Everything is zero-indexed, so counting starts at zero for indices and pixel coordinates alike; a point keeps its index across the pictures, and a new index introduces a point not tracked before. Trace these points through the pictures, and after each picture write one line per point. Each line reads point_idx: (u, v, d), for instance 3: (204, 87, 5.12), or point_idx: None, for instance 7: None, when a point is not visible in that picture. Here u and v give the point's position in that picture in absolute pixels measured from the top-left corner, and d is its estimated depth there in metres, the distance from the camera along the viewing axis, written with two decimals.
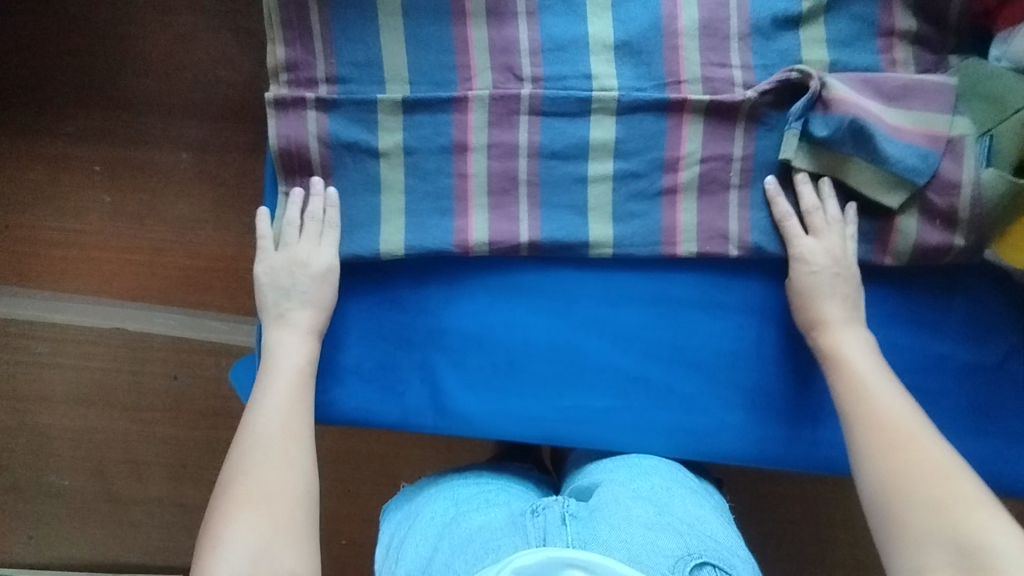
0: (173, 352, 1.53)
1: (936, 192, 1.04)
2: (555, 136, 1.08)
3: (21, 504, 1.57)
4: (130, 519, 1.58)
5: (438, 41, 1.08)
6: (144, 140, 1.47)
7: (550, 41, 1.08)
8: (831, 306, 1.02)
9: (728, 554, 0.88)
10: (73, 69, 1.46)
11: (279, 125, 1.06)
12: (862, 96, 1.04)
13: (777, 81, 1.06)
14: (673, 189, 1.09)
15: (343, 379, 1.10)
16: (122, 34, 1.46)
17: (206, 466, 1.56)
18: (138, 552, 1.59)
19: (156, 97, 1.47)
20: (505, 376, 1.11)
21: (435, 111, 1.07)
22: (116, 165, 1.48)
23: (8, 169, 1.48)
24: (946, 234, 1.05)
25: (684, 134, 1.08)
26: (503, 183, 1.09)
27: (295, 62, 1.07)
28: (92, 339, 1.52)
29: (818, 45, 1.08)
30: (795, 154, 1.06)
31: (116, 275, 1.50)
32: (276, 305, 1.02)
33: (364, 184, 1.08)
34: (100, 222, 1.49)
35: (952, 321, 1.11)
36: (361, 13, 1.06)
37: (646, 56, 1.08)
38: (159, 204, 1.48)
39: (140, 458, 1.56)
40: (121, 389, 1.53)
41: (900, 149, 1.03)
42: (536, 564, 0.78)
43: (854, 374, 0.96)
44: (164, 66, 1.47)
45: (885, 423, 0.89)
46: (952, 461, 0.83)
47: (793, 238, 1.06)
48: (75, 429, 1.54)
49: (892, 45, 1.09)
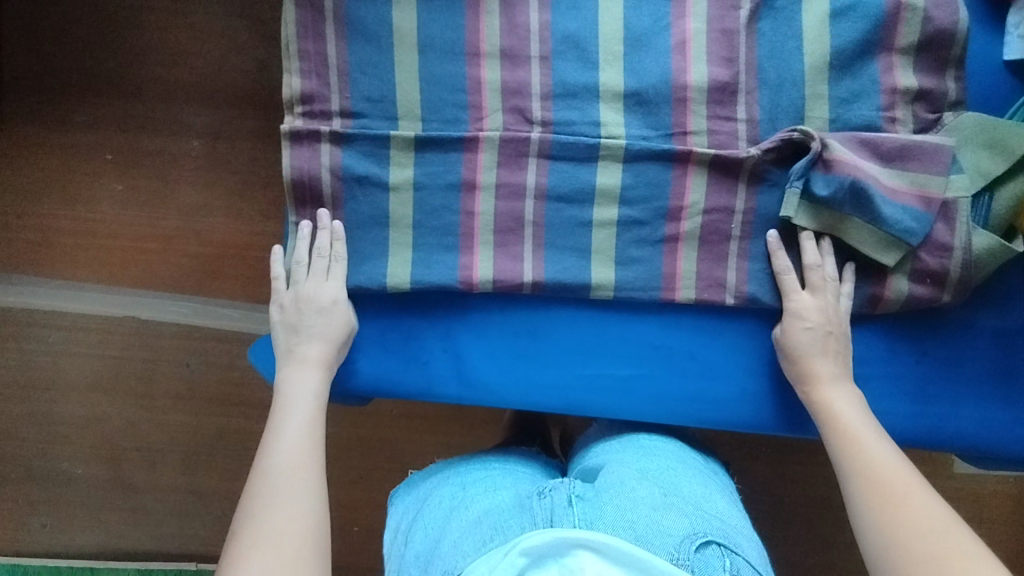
0: (185, 339, 1.55)
1: (929, 253, 0.99)
2: (562, 179, 1.04)
3: (34, 492, 1.60)
4: (142, 506, 1.60)
5: (450, 80, 1.04)
6: (156, 128, 1.51)
7: (562, 86, 1.04)
8: (822, 364, 0.98)
9: (733, 533, 0.86)
10: (87, 59, 1.50)
11: (292, 158, 1.03)
12: (858, 157, 0.99)
13: (779, 140, 1.00)
14: (675, 237, 1.04)
15: (362, 350, 1.07)
16: (134, 23, 1.50)
17: (218, 454, 1.58)
18: (150, 540, 1.60)
19: (168, 84, 1.51)
20: (529, 352, 1.06)
21: (444, 151, 1.04)
22: (132, 156, 1.52)
23: (21, 155, 1.51)
24: (935, 291, 1.01)
25: (688, 184, 1.03)
26: (508, 224, 1.05)
27: (311, 94, 1.03)
28: (106, 325, 1.55)
29: (819, 101, 1.02)
30: (795, 213, 1.00)
31: (127, 263, 1.53)
32: (288, 341, 1.00)
33: (372, 217, 1.04)
34: (113, 210, 1.52)
35: (981, 335, 1.05)
36: (372, 54, 1.02)
37: (654, 107, 1.03)
38: (171, 190, 1.52)
39: (153, 446, 1.58)
40: (134, 377, 1.56)
41: (896, 212, 0.98)
42: (545, 545, 0.70)
43: (847, 433, 0.93)
44: (173, 53, 1.51)
45: (878, 475, 0.85)
46: (944, 511, 0.77)
47: (789, 292, 1.01)
48: (88, 419, 1.57)
49: (893, 103, 1.02)
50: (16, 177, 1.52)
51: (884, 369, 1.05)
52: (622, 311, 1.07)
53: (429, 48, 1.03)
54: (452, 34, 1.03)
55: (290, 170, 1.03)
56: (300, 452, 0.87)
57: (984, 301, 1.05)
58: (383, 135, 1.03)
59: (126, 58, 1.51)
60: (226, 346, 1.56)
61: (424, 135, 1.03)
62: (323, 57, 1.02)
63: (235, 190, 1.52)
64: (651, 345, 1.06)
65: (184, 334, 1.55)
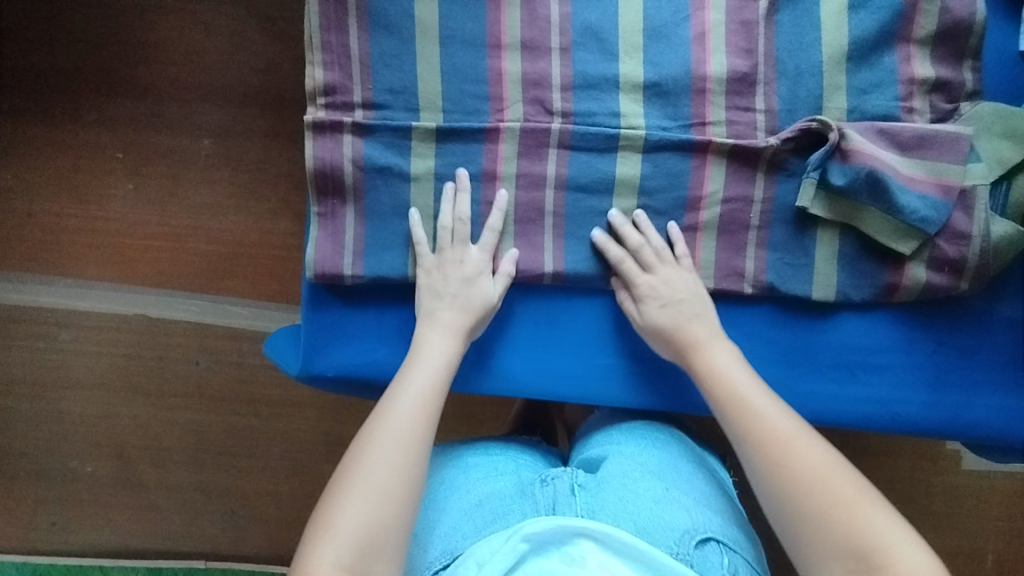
0: (195, 337, 1.56)
1: (946, 240, 1.00)
2: (582, 169, 1.04)
3: (44, 490, 1.60)
4: (151, 504, 1.60)
5: (472, 72, 1.04)
6: (169, 126, 1.52)
7: (583, 78, 1.04)
8: (695, 328, 0.97)
9: (732, 530, 0.89)
10: (101, 58, 1.51)
11: (314, 149, 1.03)
12: (877, 146, 0.99)
13: (798, 129, 1.01)
14: (693, 227, 1.05)
15: (379, 339, 1.07)
16: (150, 22, 1.51)
17: (228, 451, 1.58)
18: (158, 538, 1.60)
19: (182, 83, 1.52)
20: (549, 342, 1.07)
21: (465, 142, 1.04)
22: (145, 153, 1.52)
23: (34, 154, 1.52)
24: (953, 280, 1.01)
25: (707, 174, 1.03)
26: (528, 217, 1.05)
27: (334, 86, 1.03)
28: (115, 324, 1.55)
29: (838, 92, 1.03)
30: (812, 202, 1.01)
31: (139, 261, 1.54)
32: (429, 304, 0.99)
33: (393, 208, 1.05)
34: (124, 208, 1.53)
35: (997, 323, 1.05)
36: (393, 46, 1.03)
37: (674, 98, 1.04)
38: (183, 188, 1.53)
39: (163, 443, 1.58)
40: (144, 374, 1.57)
41: (913, 200, 0.98)
42: (547, 532, 0.74)
43: (733, 391, 0.90)
44: (188, 51, 1.52)
45: (769, 437, 0.83)
46: (831, 462, 0.79)
47: (633, 278, 1.01)
48: (98, 416, 1.58)
49: (912, 93, 1.02)
50: (28, 175, 1.52)
51: (898, 358, 1.05)
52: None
53: (451, 40, 1.04)
54: (474, 26, 1.04)
55: (312, 161, 1.03)
56: (423, 404, 0.87)
57: (1001, 290, 1.06)
58: (404, 126, 1.03)
59: (141, 55, 1.52)
60: (238, 341, 1.56)
61: (445, 126, 1.03)
62: (345, 48, 1.03)
63: (248, 186, 1.53)
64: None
65: (194, 331, 1.55)
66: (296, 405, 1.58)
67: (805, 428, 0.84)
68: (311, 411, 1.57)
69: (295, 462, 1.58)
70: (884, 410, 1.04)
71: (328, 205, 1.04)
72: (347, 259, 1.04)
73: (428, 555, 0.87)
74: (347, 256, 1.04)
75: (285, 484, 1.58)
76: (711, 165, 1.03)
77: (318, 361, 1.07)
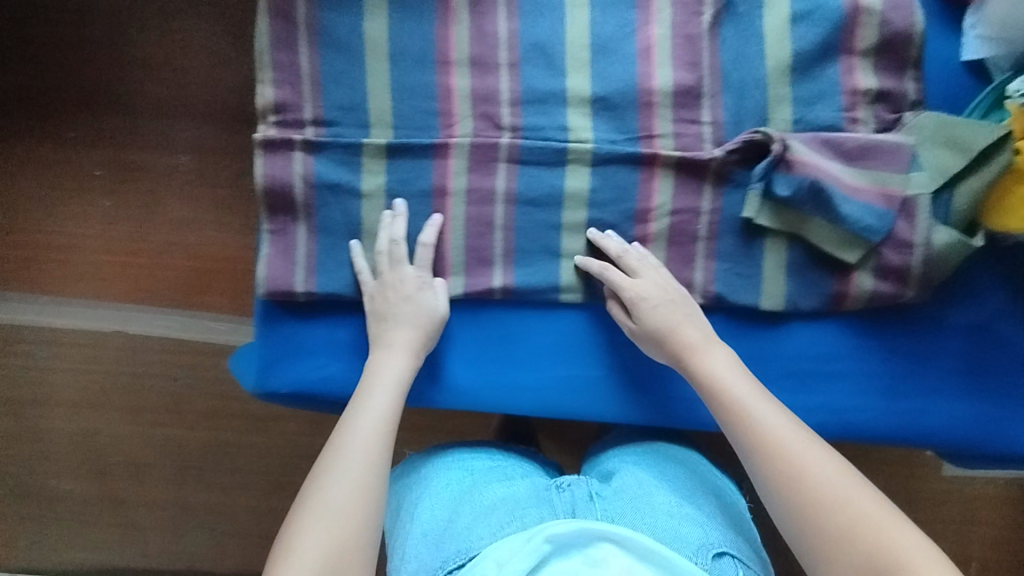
0: (171, 353, 1.55)
1: (890, 249, 1.01)
2: (531, 183, 1.06)
3: (22, 508, 1.60)
4: (128, 522, 1.59)
5: (422, 89, 1.07)
6: (146, 143, 1.53)
7: (530, 92, 1.07)
8: (688, 332, 0.97)
9: (743, 545, 0.93)
10: (80, 77, 1.52)
11: (265, 167, 1.06)
12: (821, 157, 1.01)
13: (743, 141, 1.02)
14: (642, 240, 1.06)
15: (331, 356, 1.07)
16: (127, 40, 1.52)
17: (205, 467, 1.58)
18: (137, 555, 1.60)
19: (159, 100, 1.53)
20: (503, 358, 1.07)
21: (415, 158, 1.06)
22: (115, 169, 1.53)
23: (11, 172, 1.53)
24: (899, 289, 1.02)
25: (655, 187, 1.06)
26: (478, 231, 1.06)
27: (284, 104, 1.06)
28: (92, 342, 1.55)
29: (783, 103, 1.05)
30: (757, 213, 1.03)
31: (117, 278, 1.54)
32: (377, 327, 1.01)
33: (346, 225, 1.07)
34: (102, 225, 1.53)
35: (949, 332, 1.06)
36: (345, 65, 1.06)
37: (621, 111, 1.07)
38: (160, 204, 1.53)
39: (140, 461, 1.58)
40: (123, 391, 1.56)
41: (856, 210, 1.00)
42: (570, 534, 0.76)
43: (732, 403, 0.90)
44: (165, 67, 1.53)
45: (776, 451, 0.84)
46: (839, 473, 0.81)
47: (620, 285, 1.00)
48: (76, 433, 1.57)
49: (855, 104, 1.04)
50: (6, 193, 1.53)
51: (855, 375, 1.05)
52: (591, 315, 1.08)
53: (402, 57, 1.07)
54: (423, 42, 1.07)
55: (262, 178, 1.06)
56: (376, 430, 0.88)
57: (952, 299, 1.06)
58: (355, 142, 1.06)
59: (119, 71, 1.52)
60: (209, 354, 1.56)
61: (394, 143, 1.06)
62: (298, 67, 1.06)
63: (223, 202, 1.53)
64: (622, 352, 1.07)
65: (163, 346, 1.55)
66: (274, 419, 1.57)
67: (812, 439, 0.85)
68: (288, 423, 1.57)
69: (274, 476, 1.58)
70: (836, 419, 1.04)
71: (280, 221, 1.07)
72: (297, 275, 1.06)
73: (440, 551, 0.89)
74: (297, 269, 1.06)
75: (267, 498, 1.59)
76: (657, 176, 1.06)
77: (272, 379, 1.07)
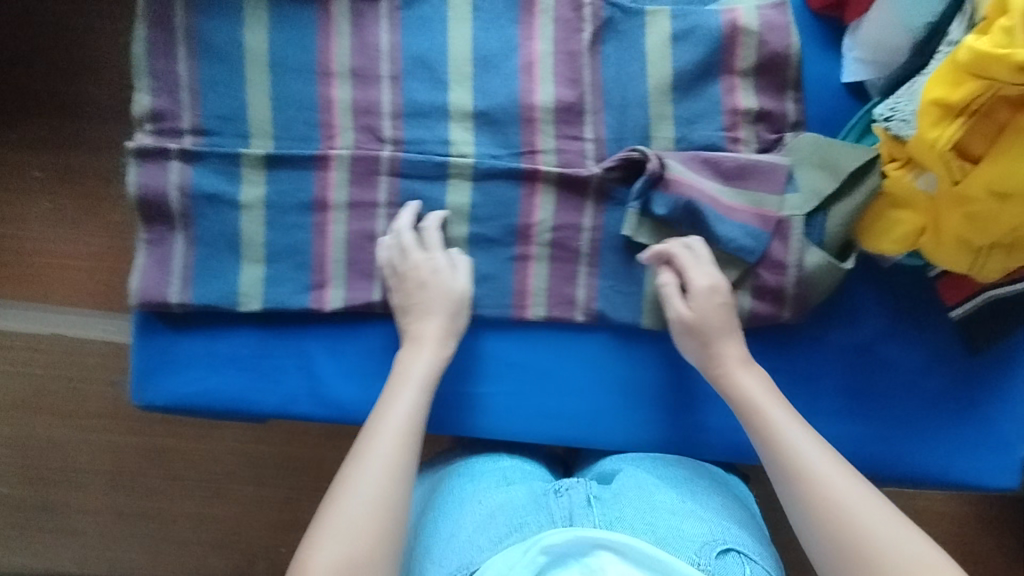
0: (110, 357, 1.53)
1: (766, 270, 1.05)
2: (412, 197, 1.10)
3: None
4: (62, 529, 1.57)
5: (302, 100, 1.10)
6: (85, 145, 1.51)
7: (411, 105, 1.11)
8: (730, 344, 1.00)
9: (751, 542, 0.94)
10: (19, 77, 1.51)
11: (138, 176, 1.09)
12: (699, 176, 1.05)
13: (620, 158, 1.07)
14: (525, 256, 1.11)
15: (213, 368, 1.12)
16: (66, 39, 1.51)
17: (139, 474, 1.56)
18: (68, 563, 1.58)
19: (99, 100, 1.51)
20: (380, 375, 1.11)
21: (298, 168, 1.10)
22: (43, 169, 1.51)
23: None
24: (775, 308, 1.07)
25: (537, 203, 1.10)
26: (360, 245, 1.11)
27: (162, 112, 1.10)
28: (30, 345, 1.53)
29: (664, 121, 1.09)
30: (636, 230, 1.08)
31: (57, 282, 1.52)
32: (402, 322, 1.04)
33: (223, 234, 1.10)
34: (40, 229, 1.52)
35: (826, 351, 1.11)
36: (226, 72, 1.10)
37: (502, 127, 1.11)
38: (98, 207, 1.51)
39: (74, 467, 1.55)
40: (61, 396, 1.54)
41: (729, 230, 1.04)
42: (564, 545, 0.78)
43: (762, 419, 0.94)
44: (103, 68, 1.51)
45: (798, 468, 0.88)
46: (864, 492, 0.84)
47: (692, 274, 1.02)
48: (12, 436, 1.55)
49: (736, 124, 1.09)
50: None
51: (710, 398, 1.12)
52: (476, 328, 1.12)
53: (285, 65, 1.10)
54: (305, 52, 1.10)
55: (135, 187, 1.09)
56: (405, 443, 0.90)
57: (829, 318, 1.12)
58: (236, 151, 1.09)
59: (56, 72, 1.51)
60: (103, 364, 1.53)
61: (275, 153, 1.09)
62: (176, 75, 1.10)
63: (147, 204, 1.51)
64: (596, 367, 1.12)
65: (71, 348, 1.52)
66: (208, 432, 1.54)
67: (832, 456, 0.89)
68: (225, 434, 1.54)
69: (207, 488, 1.55)
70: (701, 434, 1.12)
71: (155, 232, 1.11)
72: (171, 287, 1.10)
73: (440, 568, 0.90)
74: (172, 281, 1.10)
75: (199, 512, 1.56)
76: (535, 192, 1.10)
77: (149, 386, 1.12)
